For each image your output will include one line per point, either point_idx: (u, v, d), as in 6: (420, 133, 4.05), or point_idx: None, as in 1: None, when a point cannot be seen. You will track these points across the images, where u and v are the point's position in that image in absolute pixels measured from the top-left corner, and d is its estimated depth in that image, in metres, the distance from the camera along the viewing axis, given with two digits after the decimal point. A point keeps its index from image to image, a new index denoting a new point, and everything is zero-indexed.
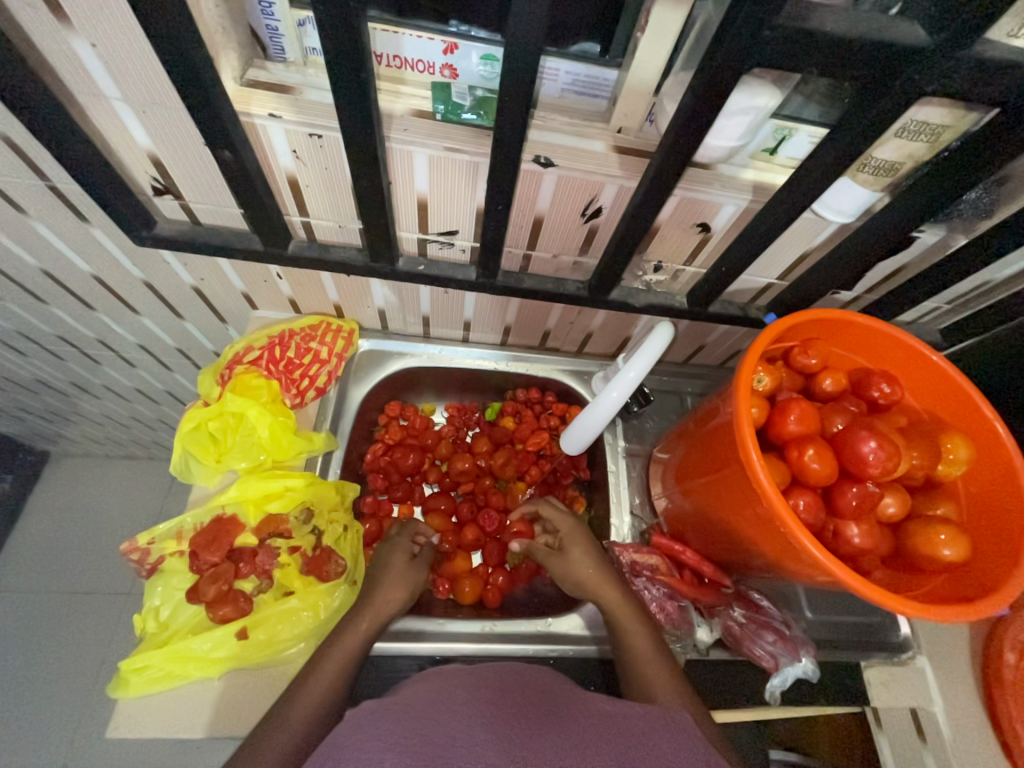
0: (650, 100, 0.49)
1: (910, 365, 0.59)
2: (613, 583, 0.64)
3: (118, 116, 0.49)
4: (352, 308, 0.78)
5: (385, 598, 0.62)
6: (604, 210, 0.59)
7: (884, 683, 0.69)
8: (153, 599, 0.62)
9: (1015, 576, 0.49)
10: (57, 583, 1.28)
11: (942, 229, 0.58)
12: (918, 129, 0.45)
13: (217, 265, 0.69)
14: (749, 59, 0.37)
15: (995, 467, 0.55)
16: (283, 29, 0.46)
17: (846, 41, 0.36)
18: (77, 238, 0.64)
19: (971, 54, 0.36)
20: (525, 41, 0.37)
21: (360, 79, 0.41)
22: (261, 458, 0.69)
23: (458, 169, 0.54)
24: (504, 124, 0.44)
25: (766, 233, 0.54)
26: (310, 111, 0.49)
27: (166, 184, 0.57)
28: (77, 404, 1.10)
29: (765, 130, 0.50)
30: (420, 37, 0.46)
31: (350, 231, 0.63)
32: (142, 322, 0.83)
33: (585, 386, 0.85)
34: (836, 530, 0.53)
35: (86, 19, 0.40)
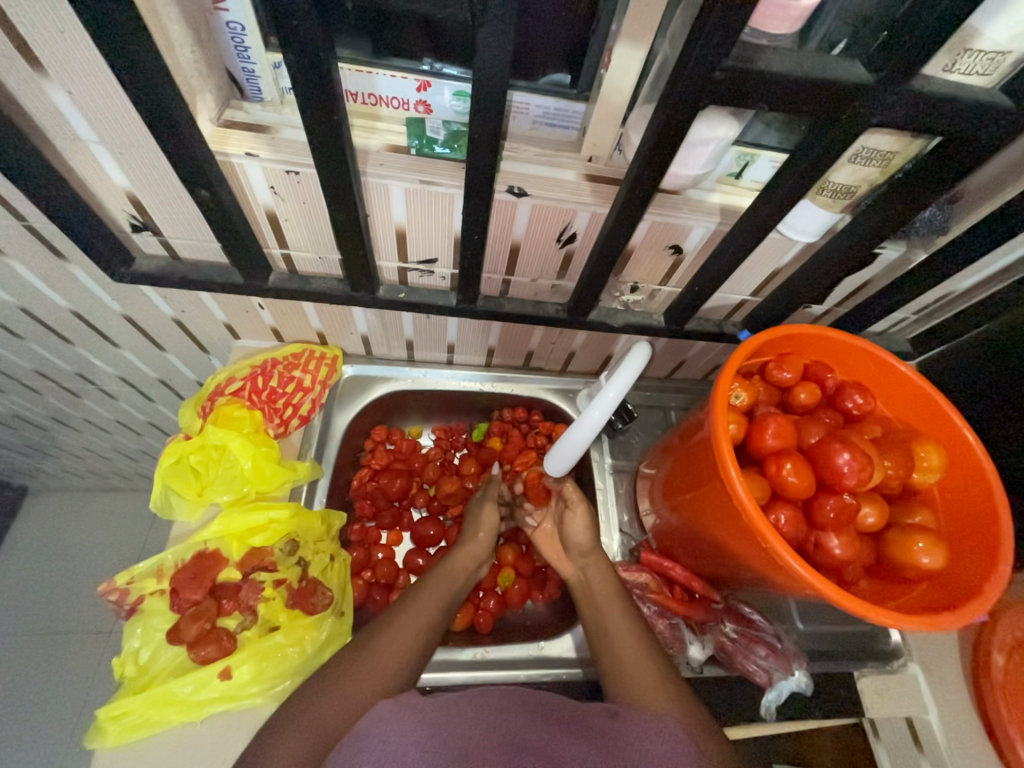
0: (618, 131, 0.51)
1: (881, 375, 0.61)
2: (602, 567, 0.65)
3: (95, 158, 0.49)
4: (336, 335, 0.79)
5: (456, 567, 0.67)
6: (578, 235, 0.61)
7: (877, 691, 0.70)
8: (132, 642, 0.60)
9: (993, 580, 0.49)
10: (35, 625, 1.23)
11: (902, 244, 0.61)
12: (869, 155, 0.48)
13: (197, 297, 0.69)
14: (705, 96, 0.39)
15: (968, 472, 0.56)
16: (258, 71, 0.48)
17: (793, 79, 0.38)
18: (55, 275, 0.63)
19: (910, 89, 0.39)
20: (492, 83, 0.39)
21: (333, 120, 0.42)
22: (243, 491, 0.68)
23: (435, 200, 0.56)
24: (475, 158, 0.46)
25: (734, 254, 0.56)
26: (287, 149, 0.50)
27: (144, 221, 0.57)
28: (58, 439, 1.08)
29: (729, 157, 0.52)
30: (393, 76, 0.47)
31: (330, 262, 0.64)
32: (123, 354, 0.82)
33: (570, 404, 0.85)
34: (817, 542, 0.54)
35: (62, 69, 0.41)
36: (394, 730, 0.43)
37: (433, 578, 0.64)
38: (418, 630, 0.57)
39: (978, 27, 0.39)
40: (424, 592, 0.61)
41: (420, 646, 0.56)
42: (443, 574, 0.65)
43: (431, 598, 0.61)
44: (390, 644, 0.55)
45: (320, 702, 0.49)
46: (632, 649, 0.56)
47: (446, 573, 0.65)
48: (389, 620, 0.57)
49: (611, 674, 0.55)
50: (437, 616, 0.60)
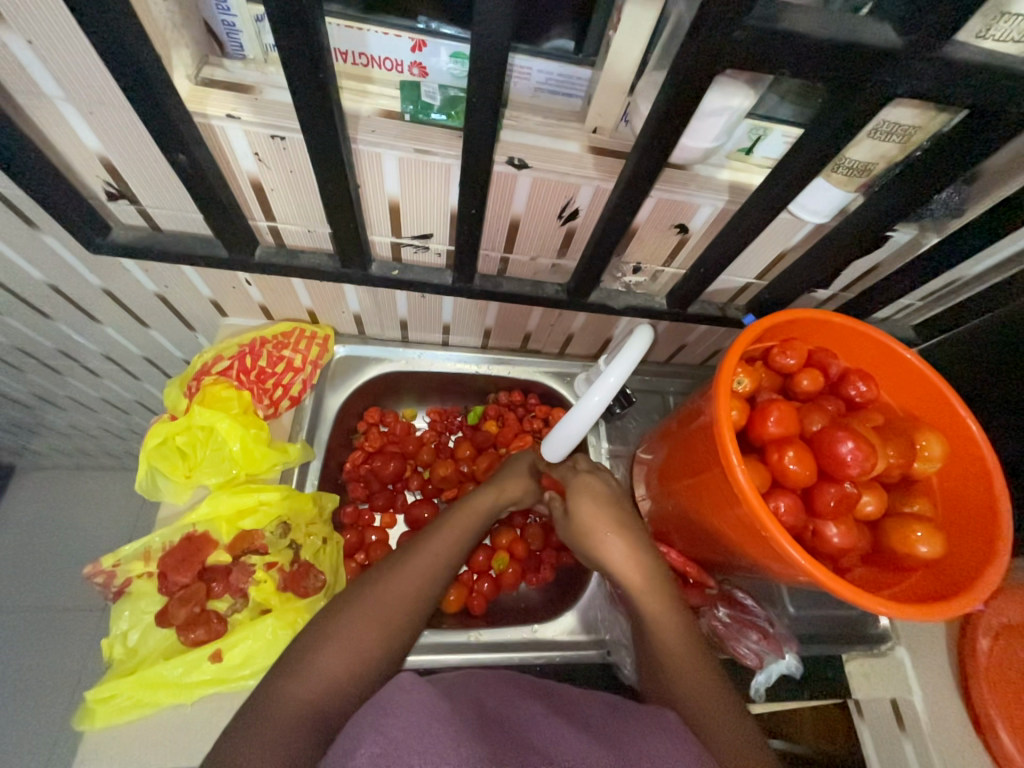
0: (625, 100, 0.48)
1: (886, 362, 0.60)
2: (653, 577, 0.58)
3: (62, 118, 0.46)
4: (327, 313, 0.76)
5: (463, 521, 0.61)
6: (580, 212, 0.58)
7: (864, 674, 0.71)
8: (120, 624, 0.59)
9: (990, 570, 0.49)
10: (27, 602, 1.23)
11: (914, 228, 0.59)
12: (890, 129, 0.45)
13: (180, 271, 0.66)
14: (722, 59, 0.36)
15: (969, 462, 0.56)
16: (239, 25, 0.44)
17: (818, 42, 0.35)
18: (27, 245, 0.60)
19: (940, 57, 0.36)
20: (493, 39, 0.36)
21: (319, 79, 0.39)
22: (232, 473, 0.66)
23: (430, 171, 0.53)
24: (474, 125, 0.43)
25: (742, 234, 0.54)
26: (271, 112, 0.46)
27: (120, 189, 0.54)
28: (43, 417, 1.05)
29: (741, 130, 0.49)
30: (386, 34, 0.44)
31: (320, 236, 0.61)
32: (105, 331, 0.79)
33: (567, 388, 0.84)
34: (815, 531, 0.53)
35: (20, 14, 0.37)
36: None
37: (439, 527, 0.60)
38: (432, 572, 0.56)
39: None
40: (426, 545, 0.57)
41: (422, 599, 0.54)
42: (452, 525, 0.60)
43: (435, 551, 0.57)
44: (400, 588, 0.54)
45: (322, 655, 0.48)
46: (690, 672, 0.52)
47: (449, 527, 0.60)
48: (388, 573, 0.54)
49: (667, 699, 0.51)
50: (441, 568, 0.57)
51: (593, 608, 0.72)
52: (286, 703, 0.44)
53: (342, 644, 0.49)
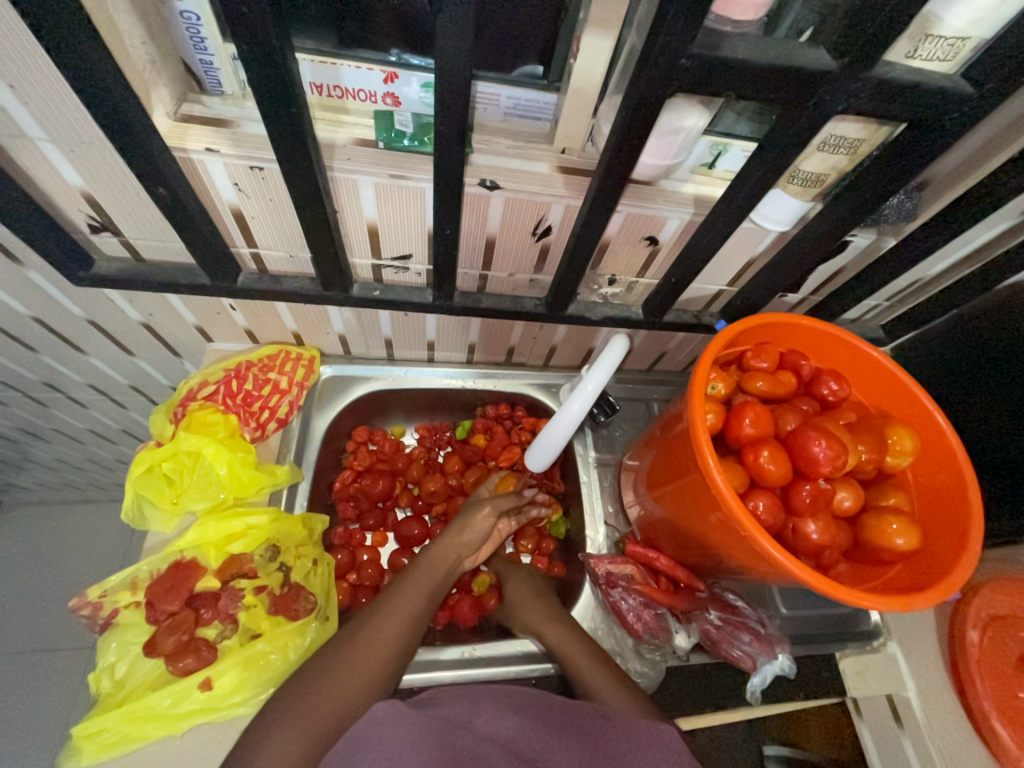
0: (590, 121, 0.51)
1: (855, 362, 0.62)
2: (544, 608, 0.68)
3: (45, 157, 0.47)
4: (312, 335, 0.77)
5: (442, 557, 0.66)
6: (553, 229, 0.60)
7: (859, 672, 0.72)
8: (107, 657, 0.58)
9: (964, 558, 0.51)
10: (13, 642, 1.19)
11: (873, 232, 0.61)
12: (838, 142, 0.48)
13: (165, 300, 0.67)
14: (671, 85, 0.39)
15: (940, 455, 0.57)
16: (217, 63, 0.46)
17: (758, 67, 0.38)
18: (10, 280, 0.61)
19: (873, 76, 0.39)
20: (456, 70, 0.38)
21: (293, 113, 0.41)
22: (220, 497, 0.66)
23: (406, 196, 0.55)
24: (443, 151, 0.45)
25: (708, 245, 0.56)
26: (248, 144, 0.48)
27: (103, 222, 0.55)
28: (28, 450, 1.04)
29: (701, 146, 0.52)
30: (358, 68, 0.46)
31: (301, 260, 0.63)
32: (91, 361, 0.80)
33: (553, 399, 0.85)
34: (795, 529, 0.55)
35: (1, 61, 0.39)
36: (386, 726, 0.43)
37: (418, 569, 0.64)
38: (404, 624, 0.58)
39: (939, 14, 0.39)
40: (409, 583, 0.62)
41: (411, 630, 0.58)
42: (426, 565, 0.64)
43: (414, 594, 0.61)
44: (373, 642, 0.55)
45: (327, 682, 0.51)
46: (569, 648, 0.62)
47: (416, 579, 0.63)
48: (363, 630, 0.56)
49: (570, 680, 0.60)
50: (423, 604, 0.61)
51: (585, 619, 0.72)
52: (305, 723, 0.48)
53: (344, 675, 0.52)
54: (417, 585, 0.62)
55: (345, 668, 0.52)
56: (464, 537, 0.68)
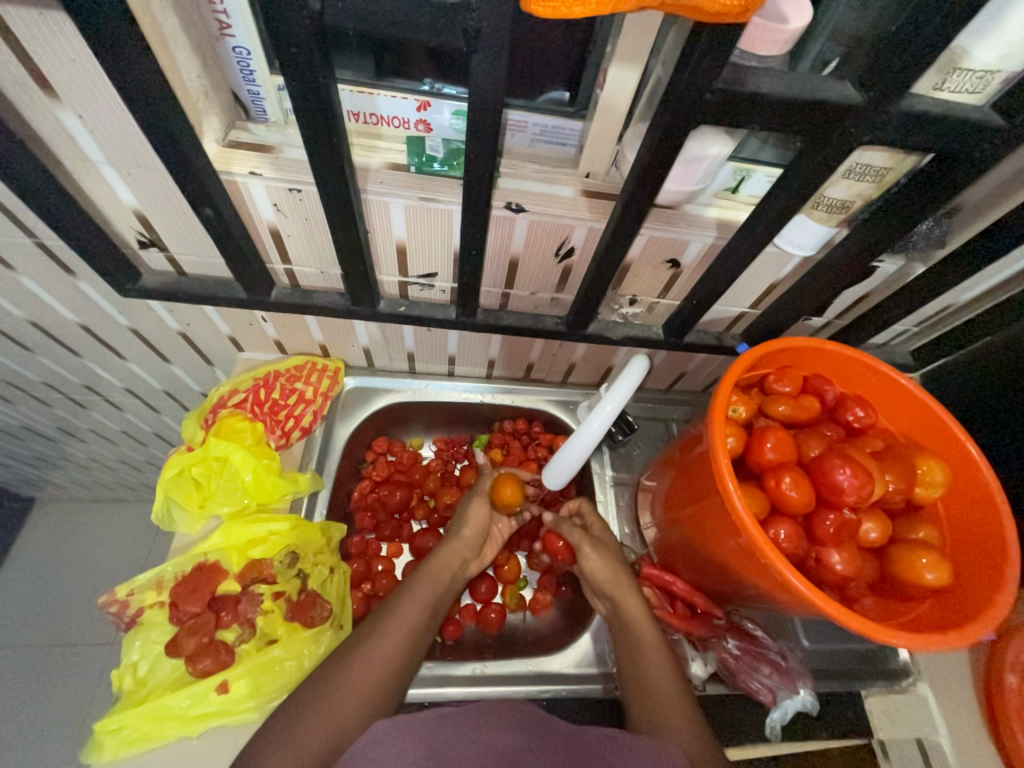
0: (615, 148, 0.52)
1: (883, 389, 0.61)
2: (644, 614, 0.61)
3: (103, 178, 0.51)
4: (338, 348, 0.80)
5: (445, 566, 0.65)
6: (576, 250, 0.61)
7: (886, 712, 0.68)
8: (131, 654, 0.60)
9: (999, 597, 0.49)
10: (41, 635, 1.23)
11: (901, 259, 0.60)
12: (863, 170, 0.48)
13: (203, 311, 0.70)
14: (696, 117, 0.40)
15: (973, 487, 0.56)
16: (263, 93, 0.49)
17: (783, 100, 0.39)
18: (63, 290, 0.65)
19: (900, 108, 0.39)
20: (488, 102, 0.40)
21: (332, 142, 0.43)
22: (244, 503, 0.68)
23: (434, 217, 0.57)
24: (472, 177, 0.46)
25: (731, 269, 0.56)
26: (288, 168, 0.51)
27: (151, 238, 0.59)
28: (66, 449, 1.09)
29: (725, 172, 0.53)
30: (394, 97, 0.49)
31: (332, 277, 0.65)
32: (130, 367, 0.84)
33: (571, 416, 0.85)
34: (818, 558, 0.53)
35: (72, 94, 0.42)
36: (398, 739, 0.43)
37: (418, 581, 0.62)
38: (402, 640, 0.56)
39: (967, 47, 0.39)
40: (408, 598, 0.60)
41: (408, 648, 0.56)
42: (427, 576, 0.63)
43: (412, 608, 0.59)
44: (368, 661, 0.54)
45: (322, 700, 0.50)
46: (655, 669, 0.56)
47: (413, 592, 0.61)
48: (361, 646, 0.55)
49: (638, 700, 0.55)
50: (421, 619, 0.59)
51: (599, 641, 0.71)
52: (294, 746, 0.47)
53: (339, 691, 0.51)
54: (414, 601, 0.60)
55: (337, 689, 0.51)
56: (464, 540, 0.67)
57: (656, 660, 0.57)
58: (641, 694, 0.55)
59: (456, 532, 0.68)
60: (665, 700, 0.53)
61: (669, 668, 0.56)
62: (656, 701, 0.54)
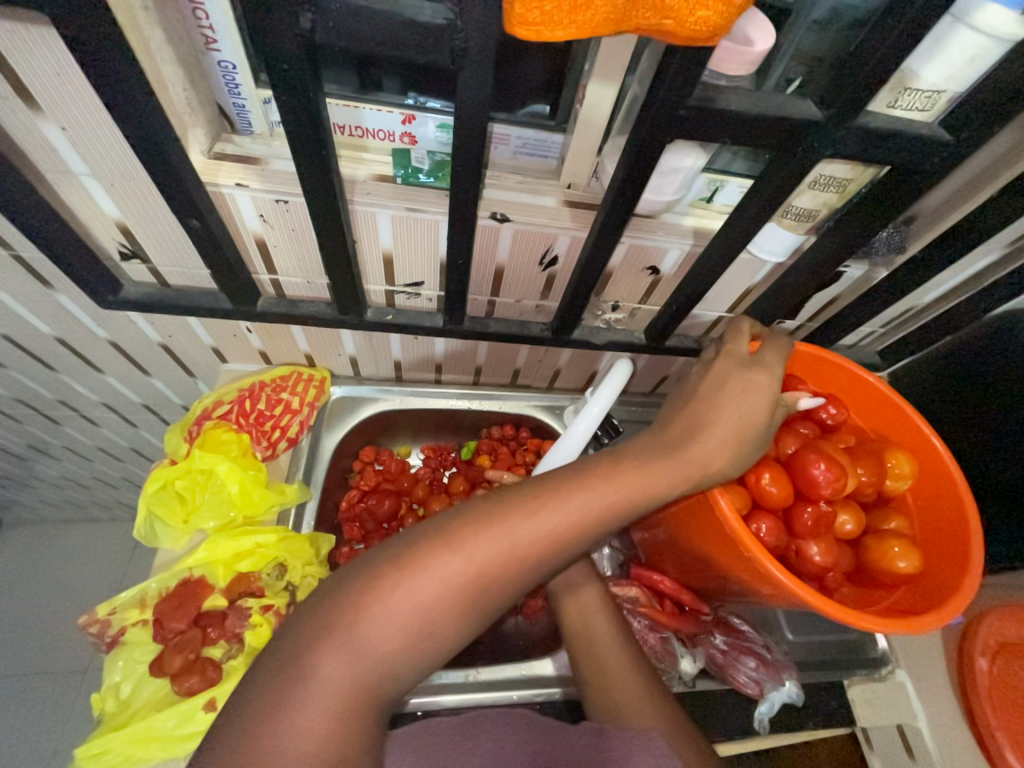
0: (594, 160, 0.54)
1: (852, 386, 0.64)
2: (597, 615, 0.60)
3: (85, 190, 0.50)
4: (324, 357, 0.79)
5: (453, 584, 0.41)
6: (559, 258, 0.63)
7: (867, 701, 0.70)
8: (113, 676, 0.59)
9: (966, 580, 0.51)
10: (9, 664, 1.18)
11: (865, 264, 0.64)
12: (827, 181, 0.51)
13: (186, 323, 0.69)
14: (671, 132, 0.42)
15: (938, 479, 0.59)
16: (249, 106, 0.50)
17: (752, 117, 0.41)
18: (39, 302, 0.63)
19: (857, 124, 0.42)
20: (474, 117, 0.41)
21: (322, 153, 0.44)
22: (230, 515, 0.67)
23: (420, 227, 0.58)
24: (459, 186, 0.47)
25: (707, 275, 0.59)
26: (276, 180, 0.52)
27: (133, 249, 0.58)
28: (37, 468, 1.05)
29: (700, 183, 0.55)
30: (380, 111, 0.50)
31: (319, 287, 0.66)
32: (108, 380, 0.82)
33: (558, 421, 0.86)
34: (798, 551, 0.55)
35: (56, 107, 0.42)
36: None
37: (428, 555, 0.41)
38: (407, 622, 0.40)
39: (915, 69, 0.43)
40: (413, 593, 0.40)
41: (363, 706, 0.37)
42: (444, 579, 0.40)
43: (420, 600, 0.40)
44: (366, 652, 0.39)
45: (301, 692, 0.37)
46: (619, 675, 0.55)
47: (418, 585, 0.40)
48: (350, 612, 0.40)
49: (601, 707, 0.53)
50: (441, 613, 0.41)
51: None
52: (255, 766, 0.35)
53: (316, 677, 0.38)
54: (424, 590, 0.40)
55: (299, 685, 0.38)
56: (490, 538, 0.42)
57: (610, 656, 0.56)
58: (603, 705, 0.53)
59: (411, 566, 0.41)
60: (625, 698, 0.53)
61: (626, 669, 0.55)
62: (624, 710, 0.52)
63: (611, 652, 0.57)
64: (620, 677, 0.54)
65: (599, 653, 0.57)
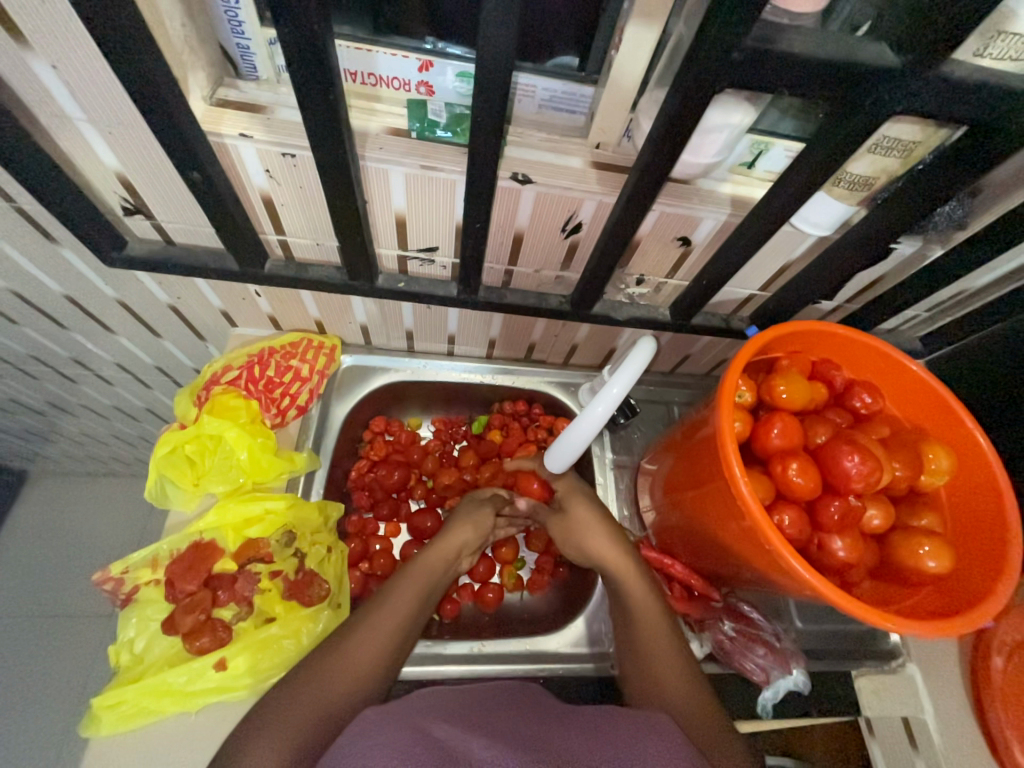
0: (628, 116, 0.49)
1: (892, 374, 0.60)
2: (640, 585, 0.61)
3: (83, 138, 0.47)
4: (334, 324, 0.77)
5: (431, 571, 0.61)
6: (583, 225, 0.59)
7: (874, 691, 0.70)
8: (127, 631, 0.60)
9: (1001, 585, 0.49)
10: (38, 606, 1.24)
11: (918, 241, 0.58)
12: (890, 144, 0.46)
13: (194, 284, 0.67)
14: (719, 81, 0.37)
15: (978, 477, 0.55)
16: (253, 47, 0.46)
17: (815, 63, 0.36)
18: (45, 258, 0.61)
19: (938, 75, 0.37)
20: (498, 59, 0.37)
21: (330, 99, 0.40)
22: (239, 481, 0.67)
23: (436, 187, 0.54)
24: (478, 141, 0.43)
25: (743, 248, 0.54)
26: (281, 130, 0.48)
27: (136, 205, 0.56)
28: (57, 424, 1.07)
29: (742, 145, 0.50)
30: (394, 55, 0.45)
31: (328, 249, 0.62)
32: (120, 340, 0.81)
33: (572, 398, 0.84)
34: (821, 544, 0.53)
35: (45, 41, 0.39)
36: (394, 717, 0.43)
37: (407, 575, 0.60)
38: (387, 637, 0.54)
39: (1013, 9, 0.37)
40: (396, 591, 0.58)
41: (369, 673, 0.51)
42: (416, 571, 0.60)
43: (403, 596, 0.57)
44: (355, 655, 0.52)
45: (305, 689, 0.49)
46: (661, 653, 0.56)
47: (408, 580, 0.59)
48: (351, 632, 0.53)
49: (637, 680, 0.56)
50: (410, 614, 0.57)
51: (596, 622, 0.71)
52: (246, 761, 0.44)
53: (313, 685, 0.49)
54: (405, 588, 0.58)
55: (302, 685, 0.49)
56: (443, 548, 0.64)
57: (653, 633, 0.58)
58: (640, 678, 0.56)
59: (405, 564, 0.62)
60: (664, 678, 0.54)
61: (669, 648, 0.57)
62: (660, 689, 0.54)
63: (656, 630, 0.58)
64: (659, 654, 0.56)
65: (641, 628, 0.59)
